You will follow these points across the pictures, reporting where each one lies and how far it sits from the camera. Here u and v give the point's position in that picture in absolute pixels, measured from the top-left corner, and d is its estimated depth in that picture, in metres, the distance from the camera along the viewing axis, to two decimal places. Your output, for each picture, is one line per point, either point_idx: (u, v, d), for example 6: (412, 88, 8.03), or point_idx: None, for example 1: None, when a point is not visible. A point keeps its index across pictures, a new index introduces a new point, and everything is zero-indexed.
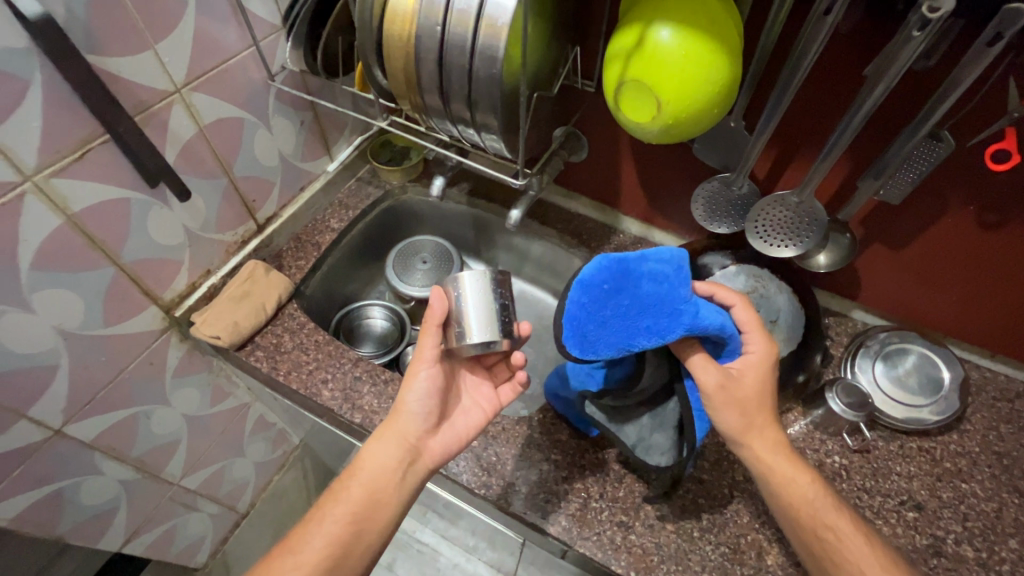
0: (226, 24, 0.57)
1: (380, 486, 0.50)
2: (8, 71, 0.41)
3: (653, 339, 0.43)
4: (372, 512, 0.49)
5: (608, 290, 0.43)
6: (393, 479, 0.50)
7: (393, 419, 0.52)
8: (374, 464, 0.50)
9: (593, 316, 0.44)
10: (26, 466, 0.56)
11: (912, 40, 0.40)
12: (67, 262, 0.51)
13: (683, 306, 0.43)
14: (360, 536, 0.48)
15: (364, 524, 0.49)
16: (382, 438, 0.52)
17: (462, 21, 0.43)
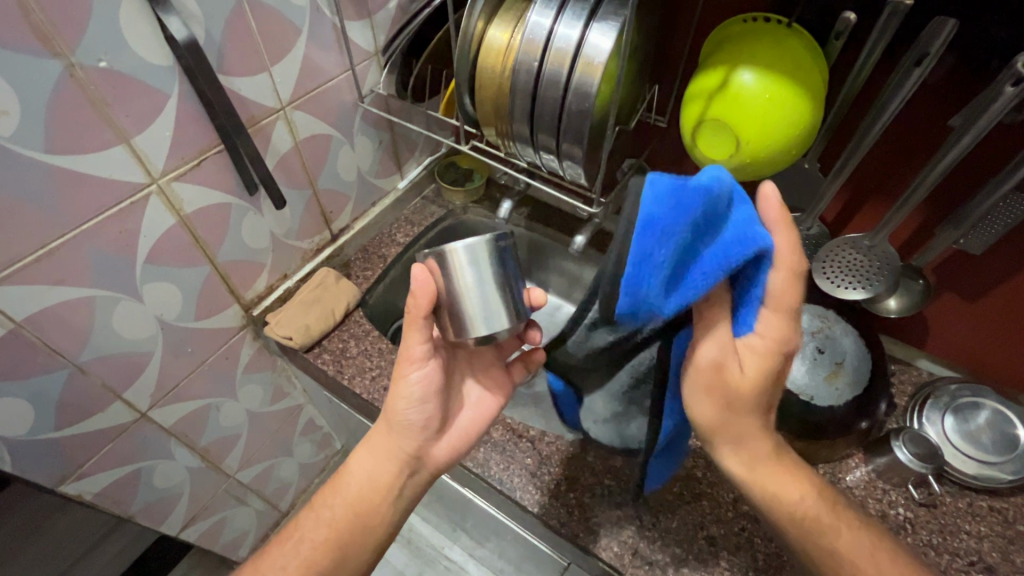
0: (329, 50, 0.62)
1: (369, 494, 0.47)
2: (154, 86, 0.47)
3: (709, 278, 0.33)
4: (356, 523, 0.47)
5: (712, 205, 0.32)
6: (382, 484, 0.48)
7: (383, 420, 0.50)
8: (359, 468, 0.48)
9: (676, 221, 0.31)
10: (113, 446, 0.61)
11: (1003, 94, 0.40)
12: (175, 258, 0.56)
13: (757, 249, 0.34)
14: (333, 544, 0.46)
15: (351, 535, 0.47)
16: (371, 438, 0.49)
17: (560, 59, 0.47)
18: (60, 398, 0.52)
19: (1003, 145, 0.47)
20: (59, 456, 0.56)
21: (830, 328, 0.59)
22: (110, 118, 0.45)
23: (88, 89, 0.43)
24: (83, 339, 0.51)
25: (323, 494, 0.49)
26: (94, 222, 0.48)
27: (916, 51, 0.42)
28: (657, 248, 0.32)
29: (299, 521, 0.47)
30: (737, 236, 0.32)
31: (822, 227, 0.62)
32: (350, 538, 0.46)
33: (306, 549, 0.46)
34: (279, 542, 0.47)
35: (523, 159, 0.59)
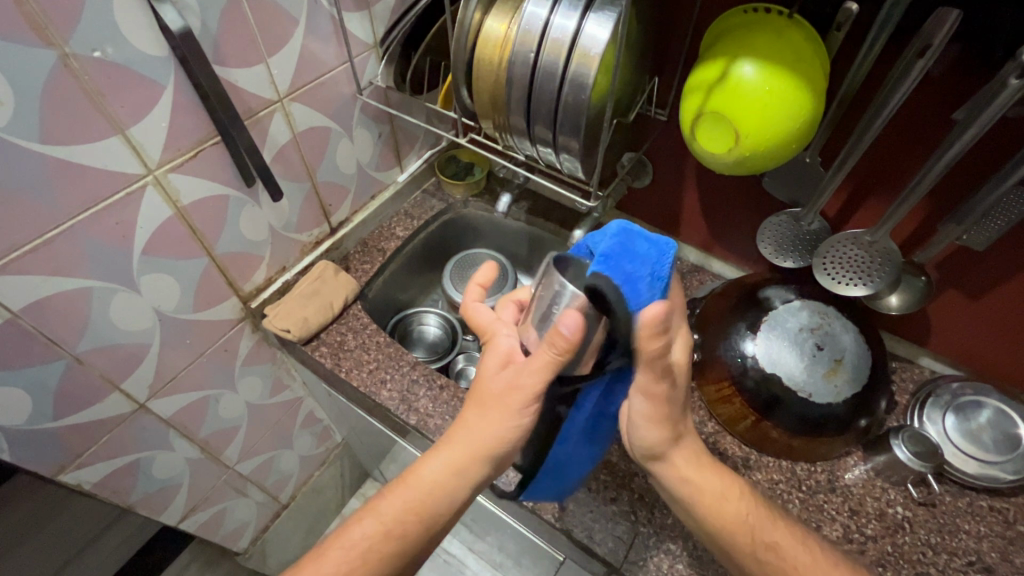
0: (327, 41, 0.61)
1: (443, 513, 0.45)
2: (150, 77, 0.47)
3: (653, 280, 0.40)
4: (422, 538, 0.44)
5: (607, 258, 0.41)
6: (456, 508, 0.45)
7: (471, 436, 0.45)
8: (438, 485, 0.44)
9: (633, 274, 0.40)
10: (111, 436, 0.61)
11: (1007, 87, 0.39)
12: (172, 250, 0.56)
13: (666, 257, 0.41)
14: (397, 557, 0.43)
15: (415, 548, 0.44)
16: (456, 458, 0.44)
17: (556, 50, 0.46)
18: (58, 388, 0.53)
19: (1007, 139, 0.46)
20: (58, 445, 0.56)
21: (829, 324, 0.57)
22: (105, 109, 0.45)
23: (82, 79, 0.43)
24: (80, 329, 0.52)
25: (392, 498, 0.45)
26: (90, 212, 0.48)
27: (920, 42, 0.41)
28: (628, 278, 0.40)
29: (363, 523, 0.44)
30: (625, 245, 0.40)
31: (823, 222, 0.61)
32: (415, 553, 0.44)
33: (370, 559, 0.43)
34: (335, 545, 0.43)
35: (521, 153, 0.58)
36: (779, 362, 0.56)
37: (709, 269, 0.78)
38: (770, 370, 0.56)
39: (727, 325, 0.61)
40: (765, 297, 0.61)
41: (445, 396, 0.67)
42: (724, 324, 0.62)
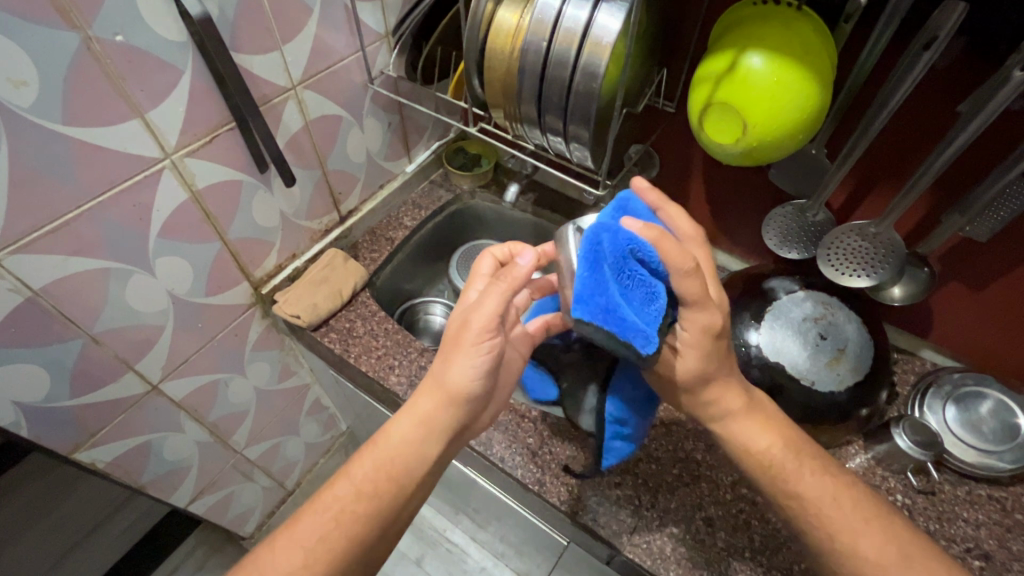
0: (340, 31, 0.62)
1: (417, 467, 0.47)
2: (168, 62, 0.47)
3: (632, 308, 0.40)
4: (392, 497, 0.46)
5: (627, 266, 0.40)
6: (427, 462, 0.47)
7: (440, 389, 0.47)
8: (405, 441, 0.47)
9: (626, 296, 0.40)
10: (124, 417, 0.62)
11: (1012, 79, 0.40)
12: (187, 234, 0.57)
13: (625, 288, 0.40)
14: (373, 517, 0.45)
15: (390, 507, 0.46)
16: (420, 412, 0.47)
17: (567, 39, 0.47)
18: (75, 367, 0.54)
19: (1011, 131, 0.47)
20: (73, 424, 0.57)
21: (832, 315, 0.58)
22: (126, 92, 0.46)
23: (104, 62, 0.43)
24: (96, 309, 0.53)
25: (360, 461, 0.47)
26: (108, 194, 0.48)
27: (926, 34, 0.42)
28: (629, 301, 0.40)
29: (334, 490, 0.46)
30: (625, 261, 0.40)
31: (828, 214, 0.62)
32: (388, 512, 0.46)
33: (348, 521, 0.45)
34: (310, 511, 0.45)
35: (531, 142, 0.59)
36: (783, 352, 0.57)
37: (715, 262, 0.79)
38: (773, 359, 0.57)
39: (732, 313, 0.62)
40: (770, 288, 0.61)
41: None
42: (729, 313, 0.62)
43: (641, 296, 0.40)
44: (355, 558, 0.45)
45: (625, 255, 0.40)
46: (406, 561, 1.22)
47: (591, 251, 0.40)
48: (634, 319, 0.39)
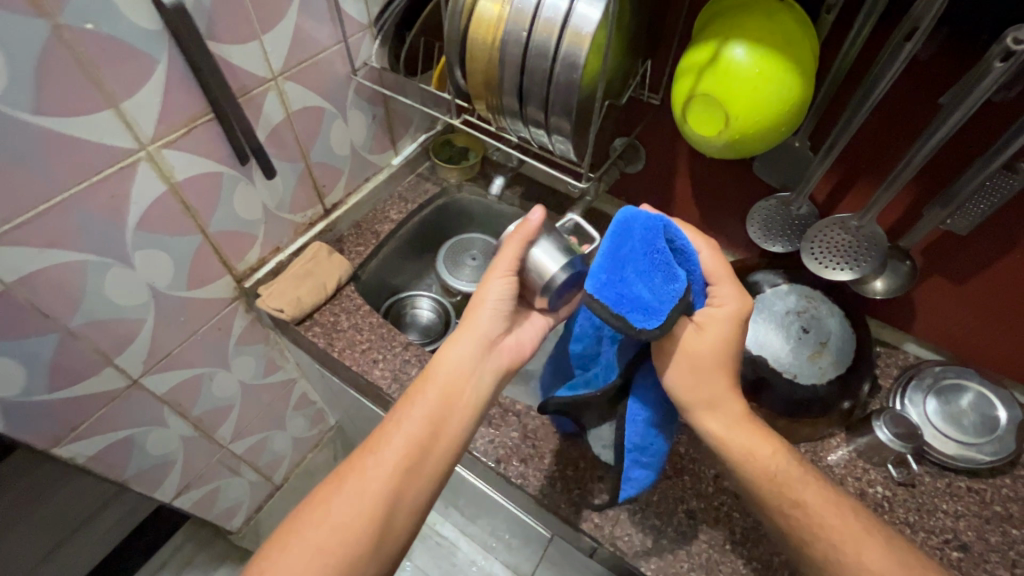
0: (322, 21, 0.61)
1: (465, 398, 0.49)
2: (143, 50, 0.47)
3: (648, 289, 0.40)
4: (450, 431, 0.48)
5: (651, 251, 0.40)
6: (476, 392, 0.49)
7: (474, 326, 0.51)
8: (448, 360, 0.50)
9: (642, 275, 0.40)
10: (104, 411, 0.61)
11: (992, 70, 0.40)
12: (166, 227, 0.56)
13: (644, 271, 0.40)
14: (430, 451, 0.46)
15: (448, 441, 0.47)
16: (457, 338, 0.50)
17: (547, 28, 0.46)
18: (51, 361, 0.53)
19: (992, 123, 0.47)
20: (51, 418, 0.57)
21: (815, 308, 0.59)
22: (98, 82, 0.45)
23: (75, 51, 0.43)
24: (74, 303, 0.52)
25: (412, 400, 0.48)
26: (83, 186, 0.48)
27: (907, 26, 0.42)
28: (645, 286, 0.40)
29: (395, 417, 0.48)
30: (649, 247, 0.40)
31: (811, 207, 0.61)
32: (443, 444, 0.47)
33: (411, 455, 0.46)
34: (371, 452, 0.46)
35: (514, 135, 0.59)
36: (766, 345, 0.58)
37: None
38: (756, 353, 0.58)
39: None
40: (753, 282, 0.63)
41: None
42: None
43: (663, 276, 0.40)
44: (412, 492, 0.45)
45: (654, 231, 0.40)
46: None
47: (617, 230, 0.40)
48: (643, 296, 0.39)
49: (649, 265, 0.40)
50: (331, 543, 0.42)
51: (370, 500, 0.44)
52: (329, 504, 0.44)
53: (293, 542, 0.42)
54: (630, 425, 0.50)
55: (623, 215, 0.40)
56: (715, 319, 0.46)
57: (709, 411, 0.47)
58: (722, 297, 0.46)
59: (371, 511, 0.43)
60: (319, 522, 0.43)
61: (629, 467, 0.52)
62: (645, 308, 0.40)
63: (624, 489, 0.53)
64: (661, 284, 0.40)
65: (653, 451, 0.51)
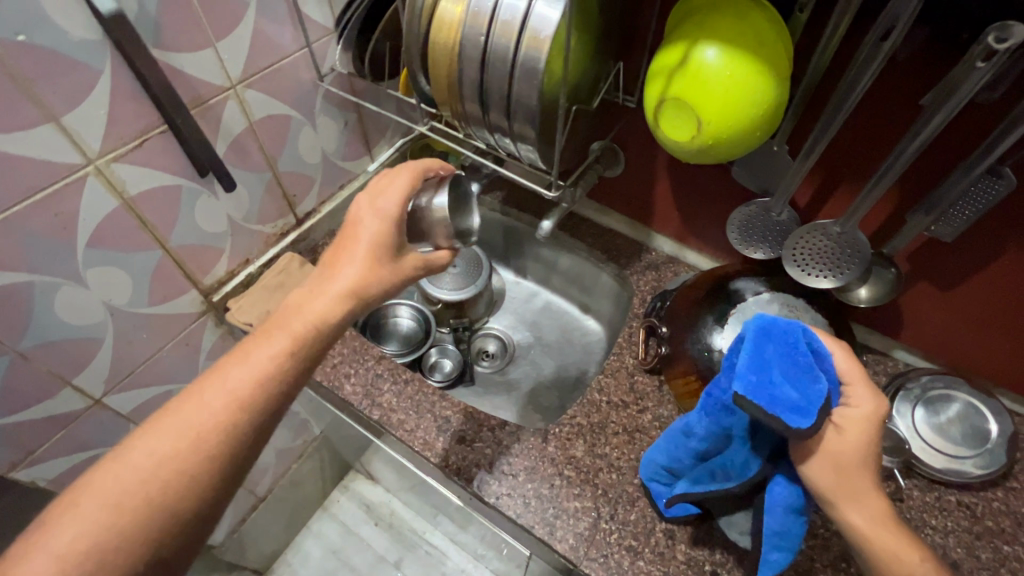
0: (283, 25, 0.59)
1: (325, 336, 0.42)
2: (83, 62, 0.45)
3: (794, 391, 0.36)
4: (298, 372, 0.40)
5: (789, 352, 0.37)
6: (337, 331, 0.42)
7: (345, 265, 0.43)
8: (313, 304, 0.42)
9: (783, 375, 0.37)
10: (64, 433, 0.60)
11: (974, 70, 0.37)
12: (121, 243, 0.54)
13: (785, 372, 0.37)
14: (262, 402, 0.38)
15: (294, 383, 0.40)
16: (329, 279, 0.42)
17: (506, 32, 0.44)
18: (2, 384, 0.51)
19: (976, 127, 0.45)
20: (7, 442, 0.55)
21: (799, 317, 0.57)
22: (35, 97, 0.43)
23: (6, 64, 0.41)
24: (22, 325, 0.50)
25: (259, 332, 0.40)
26: (24, 205, 0.46)
27: (884, 24, 0.40)
28: (790, 387, 0.37)
29: (238, 350, 0.39)
30: (787, 349, 0.38)
31: (792, 212, 0.59)
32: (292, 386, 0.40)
33: (247, 394, 0.38)
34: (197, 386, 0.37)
35: (481, 142, 0.56)
36: None
37: (684, 260, 0.76)
38: None
39: (695, 317, 0.61)
40: (735, 290, 0.61)
41: (409, 390, 0.65)
42: (692, 316, 0.61)
43: (804, 375, 0.37)
44: (250, 441, 0.38)
45: (794, 333, 0.38)
46: (385, 564, 1.21)
47: (754, 335, 0.38)
48: (791, 396, 0.36)
49: (793, 364, 0.37)
50: (130, 490, 0.34)
51: (187, 441, 0.36)
52: (136, 445, 0.35)
53: (78, 495, 0.33)
54: (769, 515, 0.43)
55: (756, 322, 0.39)
56: (852, 420, 0.38)
57: (852, 504, 0.39)
58: (856, 399, 0.39)
59: (189, 459, 0.35)
60: (117, 467, 0.34)
61: (765, 552, 0.44)
62: (792, 408, 0.36)
63: (760, 572, 0.45)
64: (810, 384, 0.37)
65: (795, 535, 0.43)
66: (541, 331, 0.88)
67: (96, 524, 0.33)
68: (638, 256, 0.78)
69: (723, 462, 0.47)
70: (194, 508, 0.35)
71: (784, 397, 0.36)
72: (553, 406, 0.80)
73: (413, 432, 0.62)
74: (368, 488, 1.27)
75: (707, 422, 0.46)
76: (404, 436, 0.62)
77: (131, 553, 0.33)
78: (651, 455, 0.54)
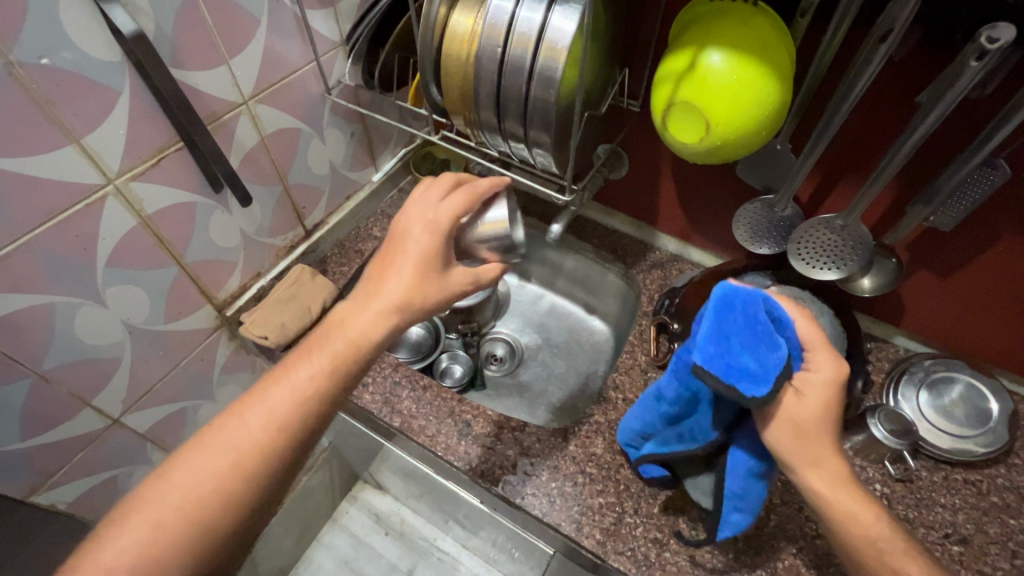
0: (292, 41, 0.60)
1: (366, 356, 0.44)
2: (103, 83, 0.45)
3: (750, 357, 0.39)
4: (340, 392, 0.43)
5: (748, 320, 0.39)
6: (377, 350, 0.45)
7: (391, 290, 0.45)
8: (360, 326, 0.44)
9: (741, 343, 0.39)
10: (84, 454, 0.59)
11: (968, 68, 0.40)
12: (139, 261, 0.54)
13: (742, 340, 0.39)
14: (308, 418, 0.41)
15: (336, 403, 0.43)
16: (378, 303, 0.44)
17: (523, 43, 0.45)
18: (24, 407, 0.51)
19: (971, 121, 0.47)
20: (27, 465, 0.55)
21: None
22: (58, 119, 0.43)
23: (30, 88, 0.41)
24: (43, 347, 0.50)
25: (306, 355, 0.43)
26: (47, 226, 0.46)
27: (883, 27, 0.42)
28: (745, 354, 0.39)
29: (291, 365, 0.42)
30: (746, 318, 0.39)
31: (796, 208, 0.61)
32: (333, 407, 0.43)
33: (287, 411, 0.41)
34: (249, 409, 0.40)
35: (494, 149, 0.58)
36: None
37: (688, 258, 0.78)
38: None
39: None
40: None
41: (428, 396, 0.66)
42: None
43: (764, 343, 0.39)
44: (293, 459, 0.41)
45: (755, 303, 0.40)
46: (397, 573, 1.21)
47: (718, 306, 0.40)
48: (749, 365, 0.39)
49: (752, 333, 0.39)
50: (182, 502, 0.37)
51: (235, 456, 0.39)
52: (191, 466, 0.38)
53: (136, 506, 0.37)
54: (731, 477, 0.46)
55: (720, 291, 0.41)
56: (812, 386, 0.40)
57: (813, 468, 0.41)
58: (817, 364, 0.41)
59: (239, 479, 0.39)
60: (174, 485, 0.38)
61: (725, 512, 0.48)
62: (746, 376, 0.39)
63: (721, 533, 0.49)
64: (767, 351, 0.39)
65: (755, 497, 0.47)
66: (550, 332, 0.89)
67: (151, 532, 0.36)
68: (643, 256, 0.80)
69: (690, 425, 0.51)
70: (235, 519, 0.39)
71: (739, 365, 0.39)
72: (566, 406, 0.81)
73: (434, 437, 0.63)
74: (377, 498, 1.26)
75: (676, 384, 0.50)
76: (425, 441, 0.63)
77: (188, 565, 0.37)
78: (627, 421, 0.57)
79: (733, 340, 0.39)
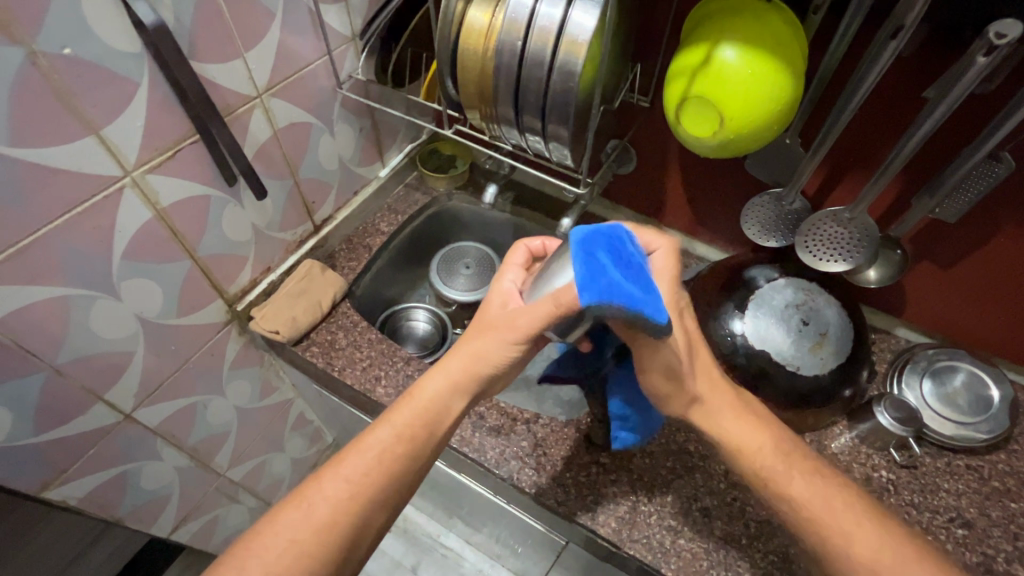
0: (306, 35, 0.60)
1: (440, 427, 0.46)
2: (123, 74, 0.45)
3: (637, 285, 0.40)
4: (422, 459, 0.45)
5: (608, 253, 0.41)
6: (451, 421, 0.47)
7: (465, 356, 0.46)
8: (440, 394, 0.46)
9: (633, 272, 0.41)
10: (96, 449, 0.59)
11: (976, 63, 0.40)
12: (153, 254, 0.54)
13: (633, 272, 0.42)
14: (394, 484, 0.43)
15: (418, 469, 0.45)
16: (455, 370, 0.46)
17: (543, 37, 0.46)
18: (39, 401, 0.51)
19: (977, 114, 0.48)
20: (41, 460, 0.54)
21: (814, 300, 0.59)
22: (78, 109, 0.43)
23: (51, 78, 0.41)
24: (58, 340, 0.50)
25: (388, 421, 0.45)
26: (65, 218, 0.46)
27: (893, 23, 0.43)
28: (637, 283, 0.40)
29: (376, 433, 0.44)
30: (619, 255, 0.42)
31: (804, 201, 0.62)
32: (408, 476, 0.44)
33: (375, 476, 0.43)
34: (331, 477, 0.42)
35: (508, 142, 0.58)
36: (767, 339, 0.58)
37: (694, 252, 0.80)
38: (759, 346, 0.58)
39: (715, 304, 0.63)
40: (750, 277, 0.63)
41: None
42: (713, 304, 0.63)
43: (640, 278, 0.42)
44: (368, 526, 0.42)
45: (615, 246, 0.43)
46: (401, 569, 1.21)
47: (582, 239, 0.42)
48: (633, 288, 0.40)
49: (630, 269, 0.42)
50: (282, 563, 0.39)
51: (330, 520, 0.41)
52: (274, 533, 0.40)
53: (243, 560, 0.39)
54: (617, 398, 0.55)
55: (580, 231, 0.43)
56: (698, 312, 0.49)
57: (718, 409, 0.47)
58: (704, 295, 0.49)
59: (318, 546, 0.40)
60: (258, 548, 0.40)
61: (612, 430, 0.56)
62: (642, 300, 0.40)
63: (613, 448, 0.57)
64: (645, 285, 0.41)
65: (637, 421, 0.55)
66: None
67: None
68: None
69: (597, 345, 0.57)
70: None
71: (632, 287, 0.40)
72: None
73: None
74: None
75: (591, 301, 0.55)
76: None
77: None
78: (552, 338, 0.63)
79: (630, 270, 0.41)
